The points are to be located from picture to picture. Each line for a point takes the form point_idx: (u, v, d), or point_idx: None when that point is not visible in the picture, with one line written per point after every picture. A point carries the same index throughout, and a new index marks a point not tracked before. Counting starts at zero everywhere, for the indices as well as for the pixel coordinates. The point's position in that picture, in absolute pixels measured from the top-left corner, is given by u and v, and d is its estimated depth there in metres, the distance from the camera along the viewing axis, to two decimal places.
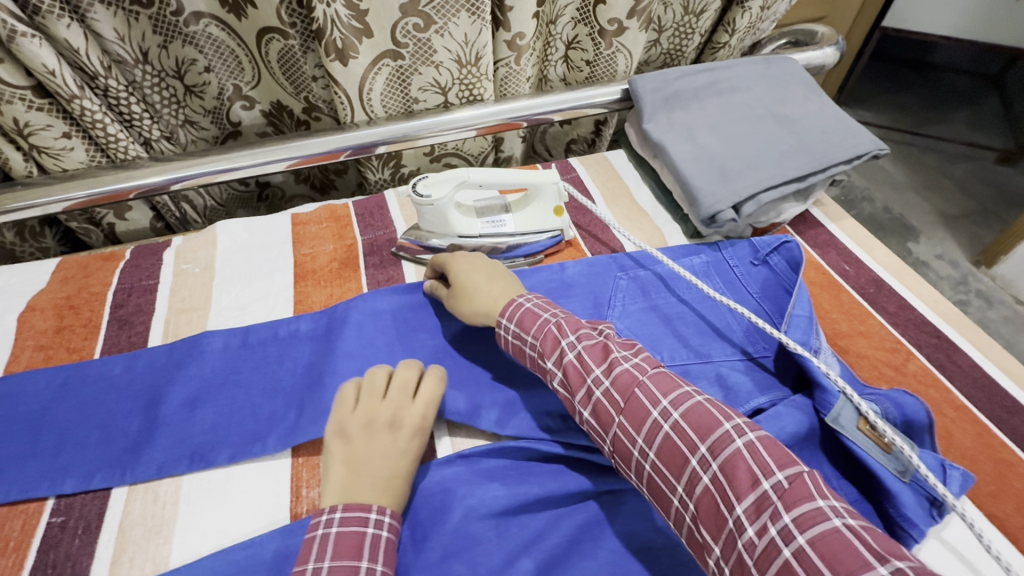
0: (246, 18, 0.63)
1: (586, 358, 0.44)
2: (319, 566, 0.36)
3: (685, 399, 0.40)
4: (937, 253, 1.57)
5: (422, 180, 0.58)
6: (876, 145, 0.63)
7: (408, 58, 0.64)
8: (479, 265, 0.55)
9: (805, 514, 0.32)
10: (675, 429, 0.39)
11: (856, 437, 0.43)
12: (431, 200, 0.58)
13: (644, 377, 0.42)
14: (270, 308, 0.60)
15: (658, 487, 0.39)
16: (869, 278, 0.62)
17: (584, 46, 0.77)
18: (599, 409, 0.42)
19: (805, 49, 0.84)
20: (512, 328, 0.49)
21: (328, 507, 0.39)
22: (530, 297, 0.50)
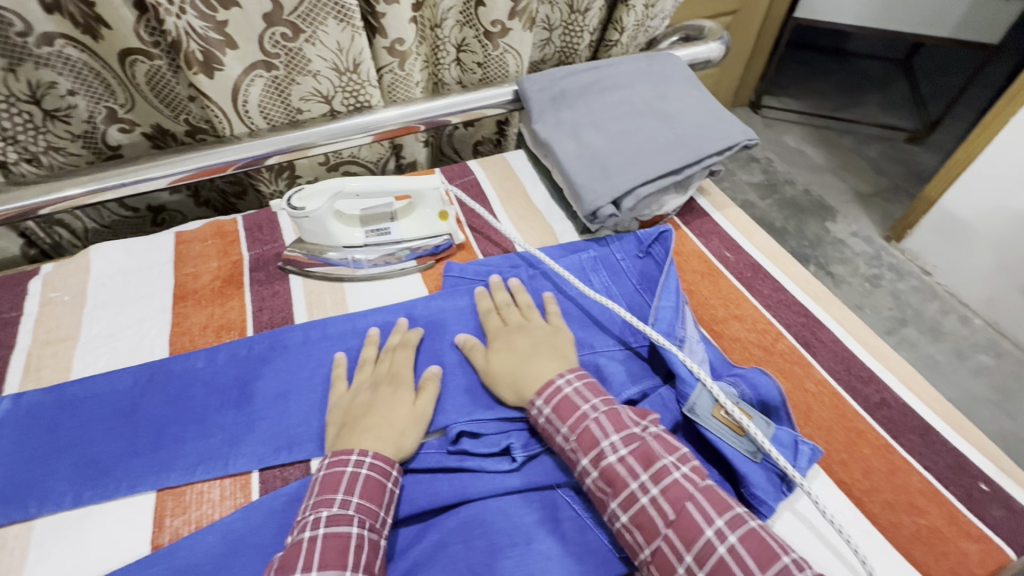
0: (102, 38, 0.60)
1: (631, 462, 0.41)
2: (346, 499, 0.41)
3: (741, 521, 0.38)
4: (852, 231, 1.66)
5: (296, 194, 0.57)
6: (746, 135, 0.66)
7: (281, 68, 0.63)
8: (521, 343, 0.52)
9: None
10: (731, 553, 0.37)
11: (711, 424, 0.45)
12: (308, 211, 0.57)
13: (696, 490, 0.40)
14: (144, 333, 0.57)
15: None
16: (747, 264, 0.65)
17: (472, 49, 0.77)
18: (642, 519, 0.40)
19: (693, 44, 0.87)
20: (547, 413, 0.46)
21: (359, 449, 0.44)
22: (571, 378, 0.47)
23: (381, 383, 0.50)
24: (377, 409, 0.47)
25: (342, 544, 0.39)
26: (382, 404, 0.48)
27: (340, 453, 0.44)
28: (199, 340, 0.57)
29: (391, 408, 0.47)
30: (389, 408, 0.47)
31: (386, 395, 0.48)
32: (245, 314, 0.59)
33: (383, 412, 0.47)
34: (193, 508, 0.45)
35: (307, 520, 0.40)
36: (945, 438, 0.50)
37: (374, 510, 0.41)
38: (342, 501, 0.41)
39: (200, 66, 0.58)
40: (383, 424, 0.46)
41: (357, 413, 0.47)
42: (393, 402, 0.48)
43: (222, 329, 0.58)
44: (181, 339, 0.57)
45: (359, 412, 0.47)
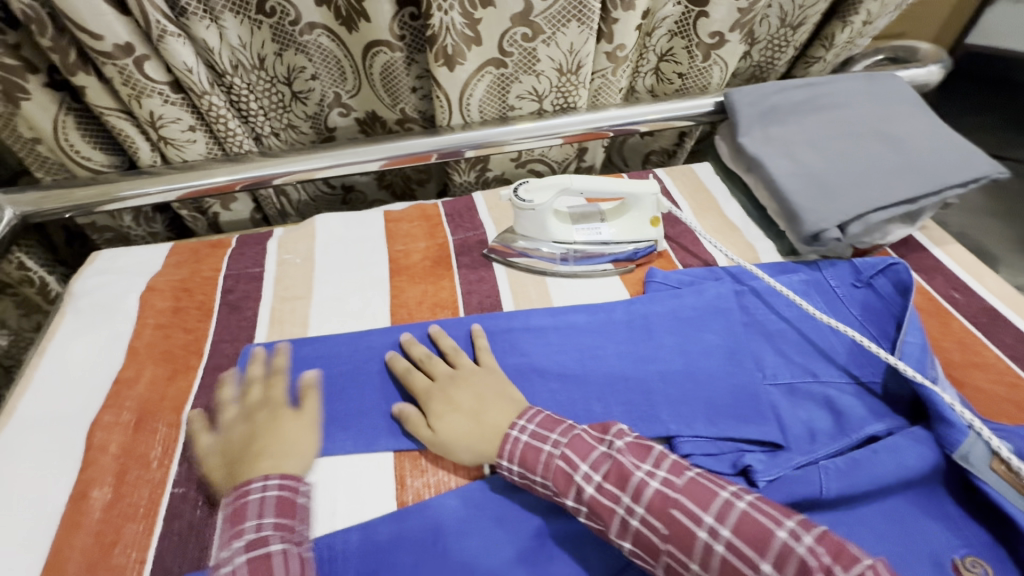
0: (356, 31, 0.65)
1: (609, 489, 0.41)
2: (261, 522, 0.40)
3: (729, 508, 0.38)
4: (1018, 285, 1.46)
5: (524, 185, 0.60)
6: (994, 168, 0.60)
7: (510, 66, 0.65)
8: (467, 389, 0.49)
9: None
10: (730, 548, 0.36)
11: (991, 478, 0.42)
12: (534, 203, 0.59)
13: (676, 493, 0.39)
14: (367, 301, 0.61)
15: None
16: (981, 308, 0.59)
17: (678, 59, 0.76)
18: (643, 541, 0.39)
19: (906, 66, 0.82)
20: (515, 469, 0.44)
21: (265, 476, 0.43)
22: (524, 424, 0.45)
23: (478, 383, 0.50)
24: (491, 419, 0.47)
25: (264, 567, 0.38)
26: (488, 407, 0.48)
27: (290, 477, 0.44)
28: (417, 314, 0.60)
29: (482, 407, 0.48)
30: (486, 378, 0.50)
31: (458, 387, 0.49)
32: (456, 296, 0.62)
33: (490, 413, 0.47)
34: (430, 473, 0.48)
35: (263, 546, 0.39)
36: None
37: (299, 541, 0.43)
38: (267, 529, 0.41)
39: (446, 59, 0.62)
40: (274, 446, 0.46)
41: (238, 448, 0.46)
42: (470, 403, 0.48)
43: (437, 307, 0.61)
44: (401, 311, 0.61)
45: (471, 405, 0.48)
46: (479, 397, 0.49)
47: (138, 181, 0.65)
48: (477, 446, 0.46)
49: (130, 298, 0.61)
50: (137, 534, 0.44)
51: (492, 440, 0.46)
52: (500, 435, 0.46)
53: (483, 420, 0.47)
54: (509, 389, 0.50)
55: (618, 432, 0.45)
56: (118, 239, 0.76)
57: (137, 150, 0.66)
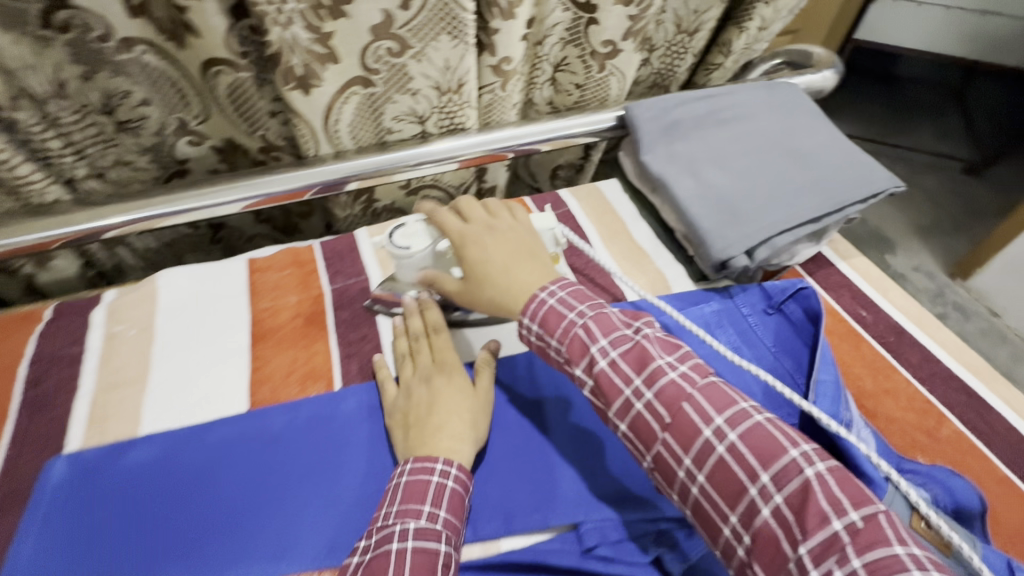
0: (187, 48, 0.54)
1: (623, 368, 0.40)
2: (434, 512, 0.40)
3: (743, 417, 0.37)
4: (913, 265, 1.58)
5: (398, 228, 0.52)
6: (892, 182, 0.58)
7: (380, 85, 0.56)
8: (497, 247, 0.48)
9: (877, 560, 0.30)
10: (731, 453, 0.36)
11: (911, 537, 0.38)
12: (410, 251, 0.51)
13: (694, 390, 0.39)
14: (220, 380, 0.51)
15: (705, 513, 0.37)
16: (888, 325, 0.58)
17: (573, 69, 0.70)
18: (639, 425, 0.39)
19: (800, 70, 0.80)
20: (535, 328, 0.44)
21: (444, 460, 0.42)
22: (554, 290, 0.45)
23: (521, 237, 0.49)
24: (517, 282, 0.46)
25: (429, 562, 0.37)
26: (521, 267, 0.47)
27: (423, 460, 0.42)
28: (282, 390, 0.50)
29: (455, 399, 0.47)
30: (520, 235, 0.50)
31: (496, 242, 0.48)
32: (331, 362, 0.52)
33: (522, 274, 0.47)
34: None
35: (394, 531, 0.38)
36: None
37: (457, 527, 0.40)
38: (398, 509, 0.40)
39: (297, 82, 0.52)
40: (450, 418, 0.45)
41: (418, 414, 0.46)
42: (508, 254, 0.48)
43: (307, 379, 0.51)
44: (262, 388, 0.50)
45: (421, 412, 0.46)
46: (519, 250, 0.48)
47: None
48: (499, 296, 0.46)
49: None
50: None
51: (521, 300, 0.45)
52: (529, 296, 0.45)
53: (512, 283, 0.46)
54: (540, 251, 0.50)
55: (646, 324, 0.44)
56: None
57: None
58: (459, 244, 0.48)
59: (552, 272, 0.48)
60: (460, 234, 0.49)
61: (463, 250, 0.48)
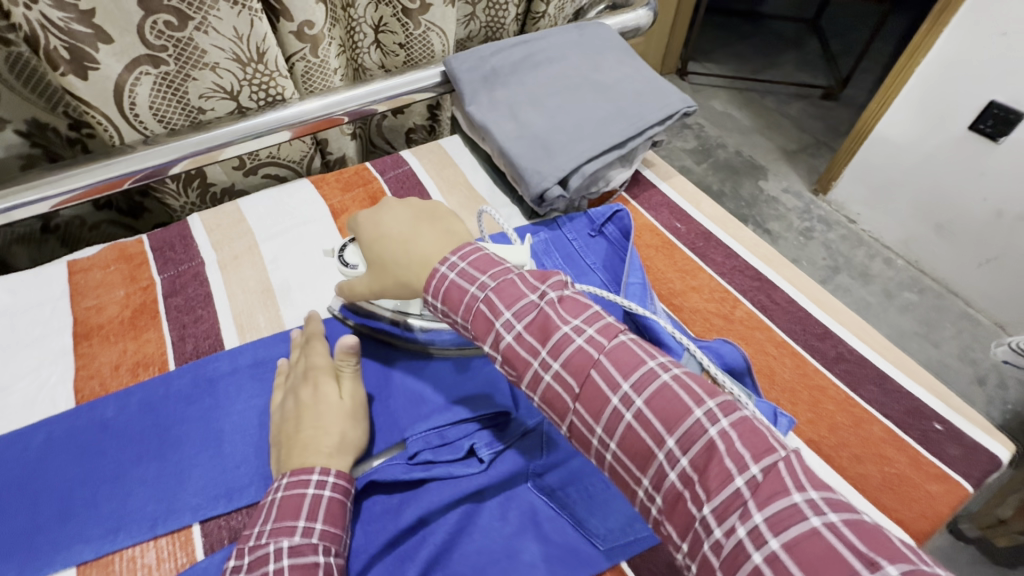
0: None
1: (529, 337, 0.36)
2: (310, 526, 0.37)
3: (696, 433, 0.31)
4: (783, 188, 1.64)
5: (350, 245, 0.51)
6: (684, 103, 0.65)
7: (171, 62, 0.55)
8: (394, 219, 0.46)
9: (779, 515, 0.27)
10: (638, 420, 0.33)
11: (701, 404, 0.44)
12: (359, 269, 0.49)
13: (600, 355, 0.35)
14: (41, 383, 0.49)
15: (620, 476, 0.34)
16: (698, 232, 0.65)
17: (392, 29, 0.71)
18: (551, 397, 0.36)
19: (619, 12, 0.85)
20: (439, 306, 0.40)
21: (321, 467, 0.40)
22: (454, 261, 0.41)
23: (418, 207, 0.48)
24: (416, 250, 0.43)
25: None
26: (418, 233, 0.44)
27: (299, 473, 0.39)
28: (112, 382, 0.50)
29: (328, 410, 0.44)
30: (424, 207, 0.48)
31: (392, 211, 0.47)
32: (165, 348, 0.53)
33: (422, 241, 0.44)
34: None
35: (268, 551, 0.35)
36: (901, 386, 0.52)
37: (338, 536, 0.38)
38: (271, 527, 0.37)
39: (68, 66, 0.50)
40: (320, 435, 0.42)
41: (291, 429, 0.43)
42: (404, 222, 0.46)
43: (139, 366, 0.51)
44: (90, 383, 0.50)
45: (291, 428, 0.43)
46: (416, 218, 0.46)
47: None
48: (400, 268, 0.44)
49: None
50: None
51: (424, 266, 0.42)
52: (430, 267, 0.42)
53: (410, 250, 0.44)
54: (443, 213, 0.47)
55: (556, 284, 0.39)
56: None
57: None
58: (357, 228, 0.48)
59: (461, 237, 0.45)
60: (357, 219, 0.49)
61: (360, 232, 0.48)
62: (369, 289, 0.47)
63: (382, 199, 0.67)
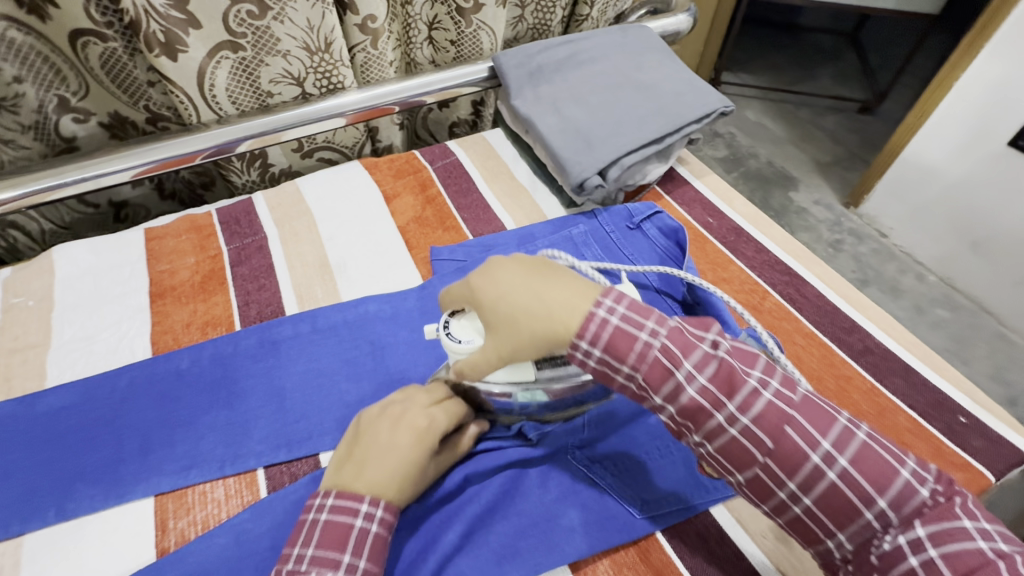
0: (50, 18, 0.56)
1: (673, 353, 0.37)
2: (354, 562, 0.37)
3: (849, 437, 0.34)
4: (813, 199, 1.64)
5: (455, 319, 0.44)
6: (722, 103, 0.68)
7: (248, 49, 0.60)
8: (513, 275, 0.40)
9: (943, 531, 0.32)
10: (796, 429, 0.35)
11: None
12: (475, 343, 0.42)
13: (740, 367, 0.37)
14: (122, 335, 0.54)
15: (760, 483, 0.36)
16: (730, 228, 0.67)
17: (445, 26, 0.75)
18: (693, 411, 0.36)
19: (660, 17, 0.88)
20: (596, 355, 0.38)
21: (372, 500, 0.39)
22: (610, 305, 0.38)
23: (532, 261, 0.41)
24: (554, 303, 0.38)
25: None
26: (552, 288, 0.39)
27: (348, 500, 0.39)
28: (184, 337, 0.55)
29: (404, 456, 0.41)
30: (544, 258, 0.43)
31: (504, 268, 0.41)
32: (230, 310, 0.57)
33: (554, 292, 0.39)
34: (197, 509, 0.44)
35: None
36: (926, 378, 0.53)
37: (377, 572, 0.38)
38: (312, 553, 0.37)
39: (162, 48, 0.55)
40: (388, 478, 0.40)
41: (365, 449, 0.41)
42: (523, 283, 0.39)
43: (208, 325, 0.56)
44: (164, 337, 0.55)
45: (367, 450, 0.41)
46: (535, 270, 0.41)
47: None
48: (538, 326, 0.38)
49: None
50: None
51: (572, 319, 0.37)
52: (582, 314, 0.38)
53: (546, 303, 0.38)
54: (559, 266, 0.42)
55: (675, 301, 0.42)
56: None
57: None
58: (475, 298, 0.41)
59: (594, 285, 0.40)
60: (470, 287, 0.42)
61: (478, 298, 0.41)
62: (497, 356, 0.40)
63: (431, 187, 0.71)
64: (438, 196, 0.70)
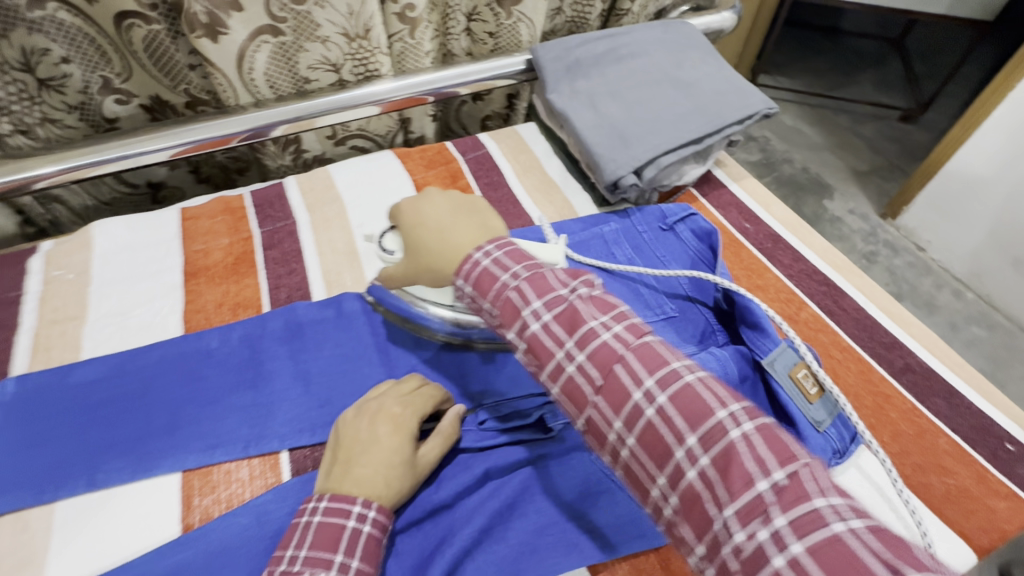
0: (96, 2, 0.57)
1: (556, 330, 0.37)
2: (346, 563, 0.36)
3: (674, 380, 0.33)
4: (848, 209, 1.59)
5: (391, 233, 0.56)
6: (766, 104, 0.65)
7: (289, 33, 0.60)
8: (439, 207, 0.48)
9: (802, 519, 0.27)
10: (659, 418, 0.33)
11: (784, 382, 0.46)
12: (395, 256, 0.54)
13: (626, 352, 0.35)
14: (155, 311, 0.55)
15: (635, 474, 0.34)
16: (766, 234, 0.65)
17: (484, 18, 0.74)
18: (571, 390, 0.36)
19: (703, 14, 0.86)
20: (467, 289, 0.42)
21: (362, 498, 0.39)
22: (489, 250, 0.42)
23: (459, 201, 0.49)
24: (451, 239, 0.45)
25: None
26: (453, 226, 0.46)
27: (339, 499, 0.39)
28: (215, 318, 0.55)
29: (383, 449, 0.42)
30: (471, 201, 0.50)
31: (433, 200, 0.49)
32: (260, 293, 0.58)
33: (457, 231, 0.46)
34: (222, 487, 0.45)
35: None
36: (970, 401, 0.51)
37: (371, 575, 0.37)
38: (357, 565, 0.36)
39: (204, 30, 0.55)
40: (376, 473, 0.41)
41: (348, 447, 0.42)
42: (443, 214, 0.48)
43: (238, 307, 0.57)
44: (196, 316, 0.55)
45: (352, 449, 0.42)
46: (455, 209, 0.48)
47: None
48: (433, 257, 0.46)
49: None
50: None
51: (454, 255, 0.44)
52: (461, 257, 0.44)
53: (446, 240, 0.46)
54: (480, 209, 0.49)
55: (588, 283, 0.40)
56: None
57: None
58: (399, 215, 0.50)
59: (495, 232, 0.46)
60: (401, 209, 0.51)
61: (402, 221, 0.49)
62: (404, 275, 0.49)
63: (461, 178, 0.71)
64: (469, 188, 0.70)
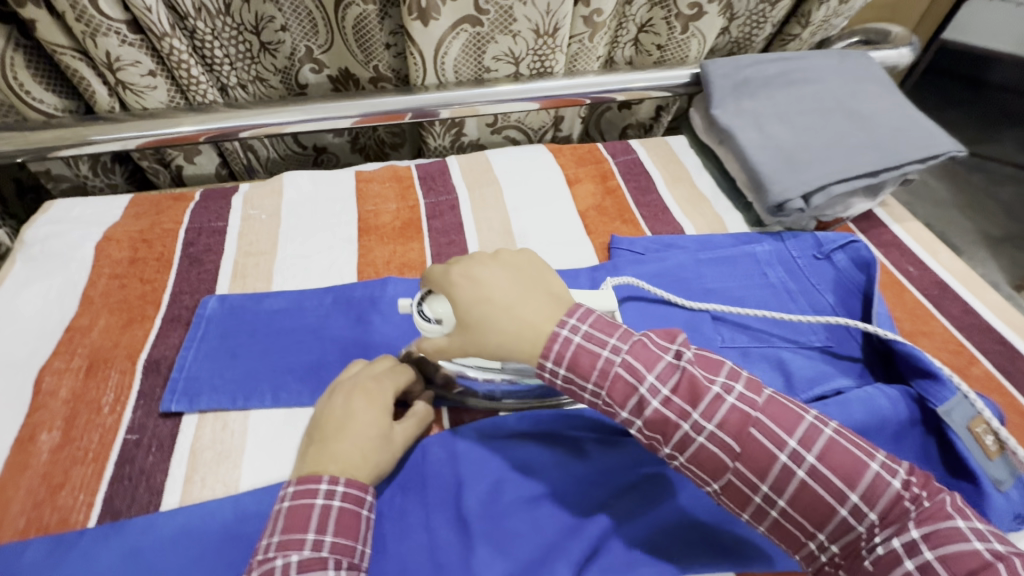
0: None
1: (677, 404, 0.36)
2: (320, 538, 0.36)
3: (813, 434, 0.35)
4: None
5: (428, 298, 0.43)
6: (953, 146, 0.62)
7: (487, 24, 0.65)
8: (502, 275, 0.41)
9: (939, 532, 0.32)
10: (811, 475, 0.35)
11: (963, 435, 0.43)
12: (444, 327, 0.42)
13: (756, 412, 0.36)
14: (334, 259, 0.61)
15: (785, 529, 0.36)
16: (933, 281, 0.62)
17: (657, 30, 0.76)
18: (703, 458, 0.36)
19: (876, 47, 0.83)
20: (563, 373, 0.38)
21: (329, 477, 0.39)
22: (572, 323, 0.39)
23: (518, 264, 0.42)
24: (525, 315, 0.39)
25: None
26: (524, 299, 0.39)
27: (306, 482, 0.38)
28: (383, 273, 0.60)
29: (359, 428, 0.42)
30: (535, 269, 0.42)
31: (489, 270, 0.41)
32: (424, 257, 0.62)
33: (529, 306, 0.39)
34: None
35: (274, 565, 0.35)
36: None
37: (351, 547, 0.37)
38: (331, 541, 0.37)
39: (419, 13, 0.61)
40: (353, 451, 0.41)
41: (327, 427, 0.42)
42: (509, 283, 0.40)
43: (404, 267, 0.61)
44: (368, 269, 0.60)
45: (330, 427, 0.42)
46: (521, 278, 0.41)
47: (97, 125, 0.63)
48: (505, 337, 0.39)
49: (86, 247, 0.59)
50: (85, 477, 0.44)
51: (537, 335, 0.38)
52: (545, 334, 0.38)
53: (517, 317, 0.39)
54: (547, 276, 0.42)
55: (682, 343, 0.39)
56: (76, 190, 0.74)
57: (95, 95, 0.65)
58: (447, 286, 0.41)
59: (565, 301, 0.41)
60: (449, 277, 0.42)
61: (454, 291, 0.41)
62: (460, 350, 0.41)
63: (611, 179, 0.72)
64: (618, 189, 0.71)
